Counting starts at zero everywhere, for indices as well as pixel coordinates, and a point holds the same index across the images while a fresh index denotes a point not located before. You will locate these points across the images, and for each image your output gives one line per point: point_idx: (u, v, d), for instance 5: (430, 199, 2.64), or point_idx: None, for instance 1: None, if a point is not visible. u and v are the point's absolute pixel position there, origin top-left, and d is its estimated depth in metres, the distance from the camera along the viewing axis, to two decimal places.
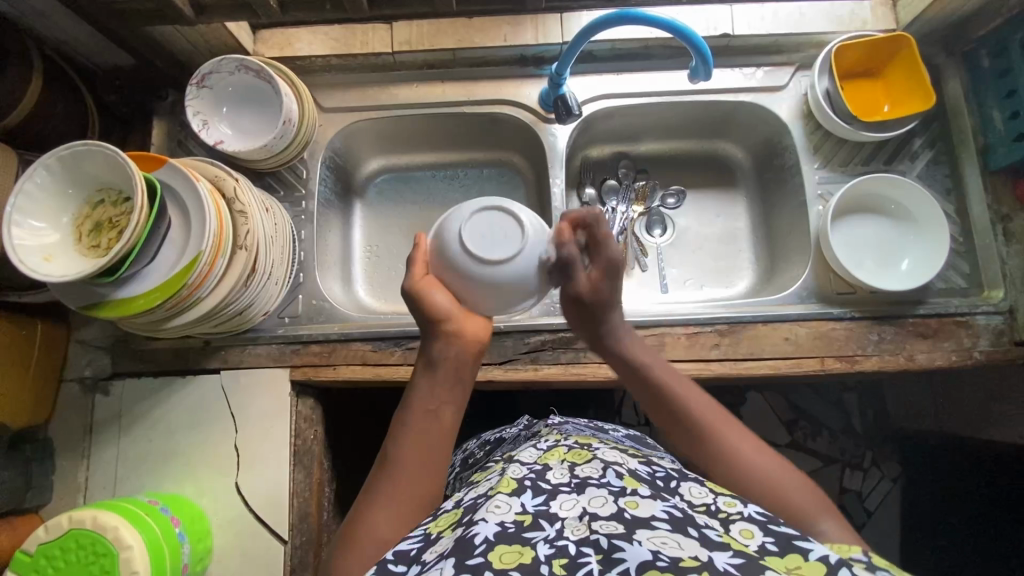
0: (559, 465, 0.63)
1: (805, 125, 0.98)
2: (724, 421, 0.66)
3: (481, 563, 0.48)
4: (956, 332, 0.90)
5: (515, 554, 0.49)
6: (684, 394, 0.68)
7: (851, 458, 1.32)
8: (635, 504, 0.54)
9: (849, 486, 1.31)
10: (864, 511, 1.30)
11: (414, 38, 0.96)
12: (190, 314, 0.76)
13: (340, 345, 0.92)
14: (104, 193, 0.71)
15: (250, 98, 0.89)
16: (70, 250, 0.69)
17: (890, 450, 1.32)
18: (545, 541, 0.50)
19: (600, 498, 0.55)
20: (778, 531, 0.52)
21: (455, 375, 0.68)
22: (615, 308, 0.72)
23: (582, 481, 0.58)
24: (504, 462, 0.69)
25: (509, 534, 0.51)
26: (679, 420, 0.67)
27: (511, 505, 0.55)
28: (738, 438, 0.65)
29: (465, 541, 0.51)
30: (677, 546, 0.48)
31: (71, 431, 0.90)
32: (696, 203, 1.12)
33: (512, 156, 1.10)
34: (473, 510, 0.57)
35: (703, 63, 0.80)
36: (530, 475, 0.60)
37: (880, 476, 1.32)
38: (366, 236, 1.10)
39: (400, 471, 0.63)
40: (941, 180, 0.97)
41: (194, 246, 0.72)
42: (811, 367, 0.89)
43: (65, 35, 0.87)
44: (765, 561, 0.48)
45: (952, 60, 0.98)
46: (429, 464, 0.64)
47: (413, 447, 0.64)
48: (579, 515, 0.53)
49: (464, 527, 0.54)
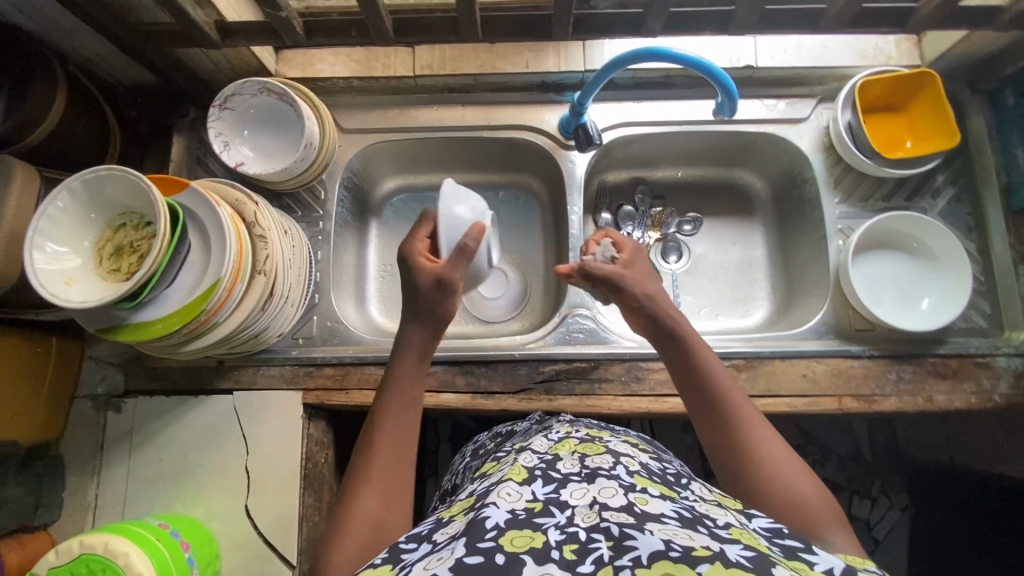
0: (570, 456, 0.62)
1: (826, 158, 0.98)
2: (753, 419, 0.65)
3: (492, 546, 0.47)
4: (976, 373, 0.89)
5: (526, 538, 0.48)
6: (723, 381, 0.68)
7: (859, 486, 1.30)
8: (645, 500, 0.53)
9: (858, 514, 1.28)
10: (871, 540, 1.27)
11: (436, 62, 0.96)
12: (208, 339, 0.76)
13: (353, 368, 0.91)
14: (126, 217, 0.71)
15: (272, 120, 0.89)
16: (92, 274, 0.69)
17: (899, 479, 1.30)
18: (556, 527, 0.50)
19: (610, 489, 0.54)
20: (784, 544, 0.50)
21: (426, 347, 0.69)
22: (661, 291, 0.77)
23: (593, 471, 0.58)
24: (513, 453, 0.69)
25: (521, 521, 0.51)
26: (709, 403, 0.67)
27: (522, 494, 0.55)
28: (762, 438, 0.64)
29: (476, 524, 0.50)
30: (688, 537, 0.47)
31: (82, 448, 0.90)
32: (714, 231, 1.11)
33: (530, 180, 1.10)
34: (484, 497, 0.56)
35: (729, 97, 0.79)
36: (541, 465, 0.60)
37: (889, 505, 1.29)
38: (380, 255, 1.09)
39: (382, 450, 0.62)
40: (963, 219, 0.96)
41: (214, 271, 0.72)
42: (829, 406, 0.88)
43: (92, 52, 0.87)
44: (776, 559, 0.46)
45: (976, 97, 0.97)
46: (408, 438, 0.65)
47: (391, 424, 0.64)
48: (589, 503, 0.52)
49: (475, 511, 0.53)
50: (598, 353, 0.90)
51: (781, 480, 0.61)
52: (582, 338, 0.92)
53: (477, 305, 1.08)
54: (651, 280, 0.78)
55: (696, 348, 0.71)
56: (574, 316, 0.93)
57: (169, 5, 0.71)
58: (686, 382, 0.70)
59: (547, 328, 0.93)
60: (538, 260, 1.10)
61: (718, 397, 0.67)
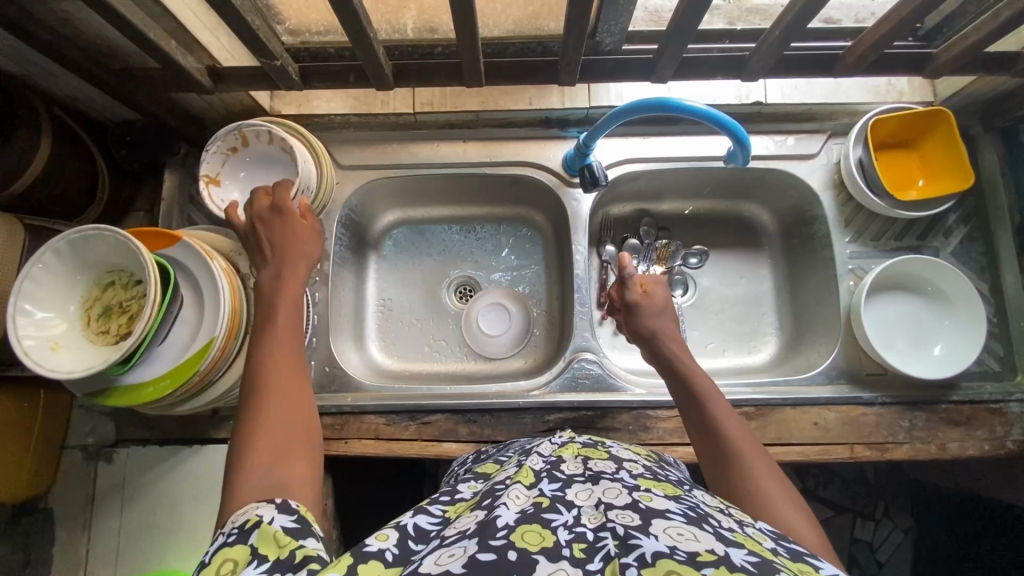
0: (574, 458, 0.61)
1: (836, 195, 0.95)
2: (756, 457, 0.62)
3: (504, 543, 0.45)
4: (989, 420, 0.87)
5: (537, 535, 0.46)
6: (724, 413, 0.67)
7: (862, 507, 1.24)
8: (649, 498, 0.52)
9: (860, 536, 1.22)
10: (875, 563, 1.20)
11: (437, 99, 0.95)
12: (202, 397, 0.74)
13: (352, 418, 0.89)
14: (115, 275, 0.68)
15: (265, 162, 0.86)
16: (80, 337, 0.66)
17: (901, 501, 1.23)
18: (565, 526, 0.47)
19: (615, 489, 0.53)
20: (790, 546, 0.48)
21: (298, 288, 0.69)
22: (669, 323, 0.78)
23: (596, 473, 0.57)
24: (519, 456, 0.67)
25: (530, 515, 0.48)
26: (707, 431, 0.66)
27: (529, 492, 0.52)
28: (762, 473, 0.60)
29: (487, 521, 0.47)
30: (693, 540, 0.45)
31: (72, 500, 0.87)
32: (720, 264, 1.08)
33: (533, 213, 1.07)
34: (494, 496, 0.53)
35: (740, 145, 0.77)
36: (546, 467, 0.58)
37: (892, 527, 1.22)
38: (379, 290, 1.07)
39: (274, 390, 0.60)
40: (976, 258, 0.93)
41: (208, 329, 0.70)
42: (841, 455, 0.86)
43: (81, 94, 0.84)
44: (781, 565, 0.43)
45: (989, 133, 0.95)
46: (298, 373, 0.63)
47: (279, 384, 0.61)
48: (595, 503, 0.51)
49: (486, 510, 0.50)
50: (605, 401, 0.89)
51: (772, 508, 0.57)
52: (589, 383, 0.91)
53: (478, 342, 1.05)
54: (663, 315, 0.79)
55: (702, 384, 0.70)
56: (580, 362, 0.92)
57: (160, 56, 0.68)
58: (689, 411, 0.69)
59: (553, 373, 0.92)
60: (541, 294, 1.07)
61: (713, 426, 0.66)
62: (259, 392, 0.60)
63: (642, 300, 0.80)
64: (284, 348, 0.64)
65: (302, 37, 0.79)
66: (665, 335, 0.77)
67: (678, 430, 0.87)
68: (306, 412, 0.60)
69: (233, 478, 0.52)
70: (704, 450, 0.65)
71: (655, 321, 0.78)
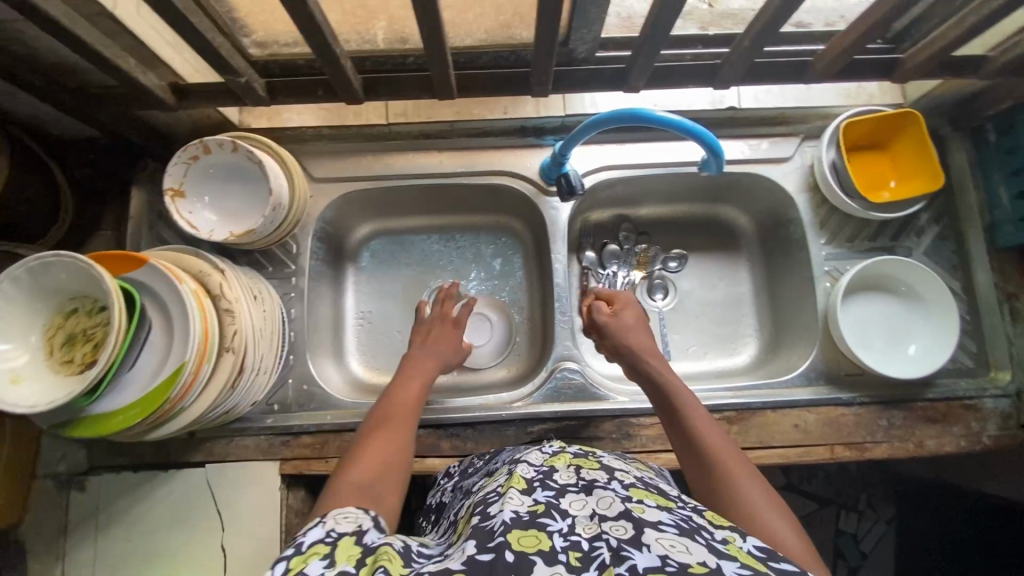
0: (566, 468, 0.60)
1: (811, 198, 0.96)
2: (734, 465, 0.62)
3: (501, 543, 0.47)
4: (964, 416, 0.89)
5: (533, 539, 0.48)
6: (699, 424, 0.67)
7: (846, 499, 1.24)
8: (642, 509, 0.52)
9: (844, 527, 1.22)
10: (858, 554, 1.21)
11: (411, 109, 0.97)
12: (174, 424, 0.71)
13: (333, 436, 0.88)
14: (79, 301, 0.66)
15: (233, 178, 0.83)
16: (42, 368, 0.64)
17: (884, 490, 1.24)
18: (560, 533, 0.49)
19: (608, 499, 0.53)
20: (780, 569, 0.46)
21: (432, 372, 0.84)
22: (641, 338, 0.80)
23: (590, 482, 0.56)
24: (509, 466, 0.65)
25: (525, 520, 0.50)
26: (686, 442, 0.66)
27: (523, 499, 0.53)
28: (743, 478, 0.60)
29: (484, 527, 0.50)
30: (685, 551, 0.46)
31: (46, 531, 0.85)
32: (699, 267, 1.08)
33: (511, 221, 1.06)
34: (486, 504, 0.55)
35: (714, 155, 0.77)
36: (538, 475, 0.58)
37: (875, 519, 1.23)
38: (358, 303, 1.05)
39: (381, 433, 0.71)
40: (948, 256, 0.95)
41: (178, 354, 0.68)
42: (821, 456, 0.87)
43: (43, 114, 0.81)
44: None
45: (958, 134, 0.96)
46: (407, 422, 0.74)
47: (390, 427, 0.72)
48: (589, 514, 0.51)
49: (480, 517, 0.52)
50: (588, 410, 0.89)
51: (753, 513, 0.57)
52: (571, 394, 0.90)
53: None
54: (638, 329, 0.82)
55: (678, 397, 0.71)
56: (562, 371, 0.92)
57: (119, 76, 0.66)
58: (669, 424, 0.70)
59: (535, 384, 0.92)
60: (522, 303, 1.06)
61: (692, 436, 0.66)
62: (375, 430, 0.72)
63: (610, 318, 0.83)
64: (404, 402, 0.77)
65: (270, 49, 0.76)
66: (635, 347, 0.79)
67: (661, 437, 0.88)
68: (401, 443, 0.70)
69: (333, 490, 0.61)
70: (685, 463, 0.66)
71: (628, 337, 0.80)
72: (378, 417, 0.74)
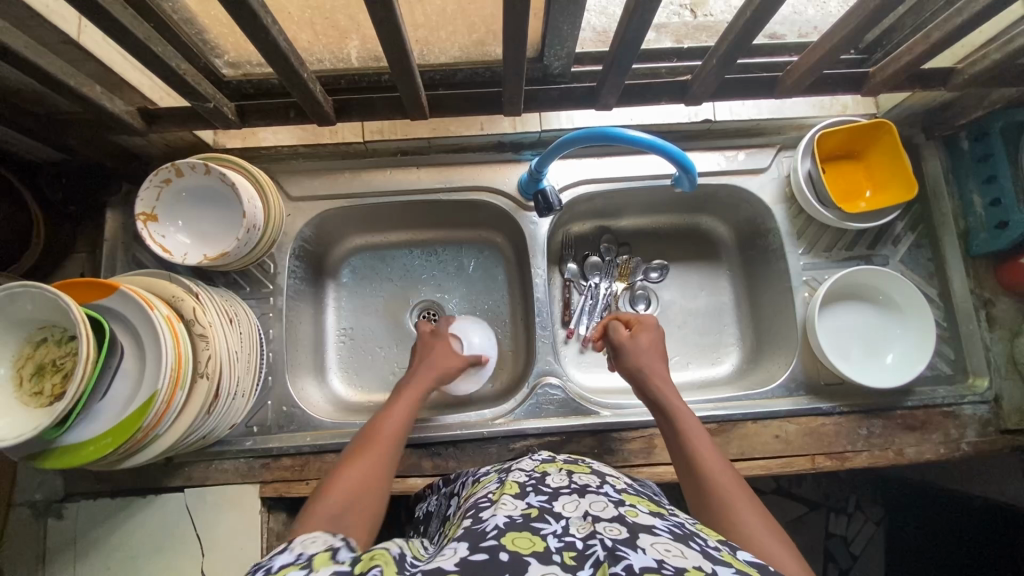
0: (557, 472, 0.62)
1: (788, 209, 0.96)
2: (732, 488, 0.62)
3: (494, 546, 0.47)
4: (943, 424, 0.90)
5: (528, 540, 0.48)
6: (701, 450, 0.67)
7: (835, 502, 1.22)
8: (635, 513, 0.53)
9: (834, 531, 1.20)
10: (848, 556, 1.19)
11: (387, 127, 0.94)
12: (155, 449, 0.71)
13: (313, 457, 0.87)
14: (47, 331, 0.65)
15: (207, 200, 0.83)
16: (10, 399, 0.63)
17: (872, 492, 1.21)
18: (554, 535, 0.49)
19: (601, 502, 0.54)
20: None
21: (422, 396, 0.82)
22: (651, 360, 0.80)
23: (582, 486, 0.58)
24: (500, 472, 0.68)
25: (519, 524, 0.50)
26: (686, 466, 0.67)
27: (517, 504, 0.54)
28: (739, 499, 0.60)
29: (476, 531, 0.49)
30: (680, 556, 0.45)
31: (23, 560, 0.84)
32: (681, 278, 1.08)
33: (493, 235, 1.06)
34: (478, 510, 0.56)
35: (686, 173, 0.78)
36: (531, 480, 0.60)
37: (864, 520, 1.20)
38: (340, 321, 1.04)
39: (361, 458, 0.68)
40: (924, 263, 0.95)
41: (152, 383, 0.67)
42: (802, 466, 0.87)
43: (13, 140, 0.81)
44: None
45: (931, 142, 0.97)
46: (390, 450, 0.71)
47: (373, 451, 0.69)
48: (582, 514, 0.52)
49: (474, 522, 0.52)
50: (569, 426, 0.89)
51: (747, 532, 0.57)
52: (553, 409, 0.90)
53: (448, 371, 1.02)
54: (655, 355, 0.82)
55: (681, 423, 0.72)
56: (543, 387, 0.91)
57: (86, 104, 0.66)
58: (673, 448, 0.70)
59: (517, 399, 0.91)
60: (505, 317, 1.06)
61: (693, 461, 0.66)
62: (356, 452, 0.69)
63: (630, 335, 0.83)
64: (391, 418, 0.75)
65: (243, 70, 0.75)
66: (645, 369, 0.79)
67: (643, 451, 0.88)
68: (380, 471, 0.67)
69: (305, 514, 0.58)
70: (685, 486, 0.66)
71: (640, 356, 0.81)
72: (367, 435, 0.73)
